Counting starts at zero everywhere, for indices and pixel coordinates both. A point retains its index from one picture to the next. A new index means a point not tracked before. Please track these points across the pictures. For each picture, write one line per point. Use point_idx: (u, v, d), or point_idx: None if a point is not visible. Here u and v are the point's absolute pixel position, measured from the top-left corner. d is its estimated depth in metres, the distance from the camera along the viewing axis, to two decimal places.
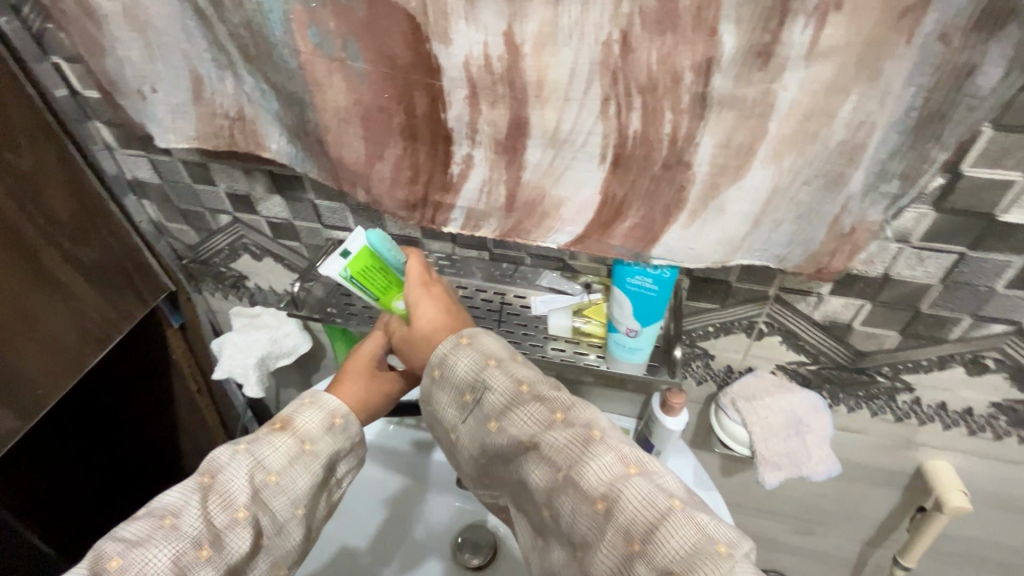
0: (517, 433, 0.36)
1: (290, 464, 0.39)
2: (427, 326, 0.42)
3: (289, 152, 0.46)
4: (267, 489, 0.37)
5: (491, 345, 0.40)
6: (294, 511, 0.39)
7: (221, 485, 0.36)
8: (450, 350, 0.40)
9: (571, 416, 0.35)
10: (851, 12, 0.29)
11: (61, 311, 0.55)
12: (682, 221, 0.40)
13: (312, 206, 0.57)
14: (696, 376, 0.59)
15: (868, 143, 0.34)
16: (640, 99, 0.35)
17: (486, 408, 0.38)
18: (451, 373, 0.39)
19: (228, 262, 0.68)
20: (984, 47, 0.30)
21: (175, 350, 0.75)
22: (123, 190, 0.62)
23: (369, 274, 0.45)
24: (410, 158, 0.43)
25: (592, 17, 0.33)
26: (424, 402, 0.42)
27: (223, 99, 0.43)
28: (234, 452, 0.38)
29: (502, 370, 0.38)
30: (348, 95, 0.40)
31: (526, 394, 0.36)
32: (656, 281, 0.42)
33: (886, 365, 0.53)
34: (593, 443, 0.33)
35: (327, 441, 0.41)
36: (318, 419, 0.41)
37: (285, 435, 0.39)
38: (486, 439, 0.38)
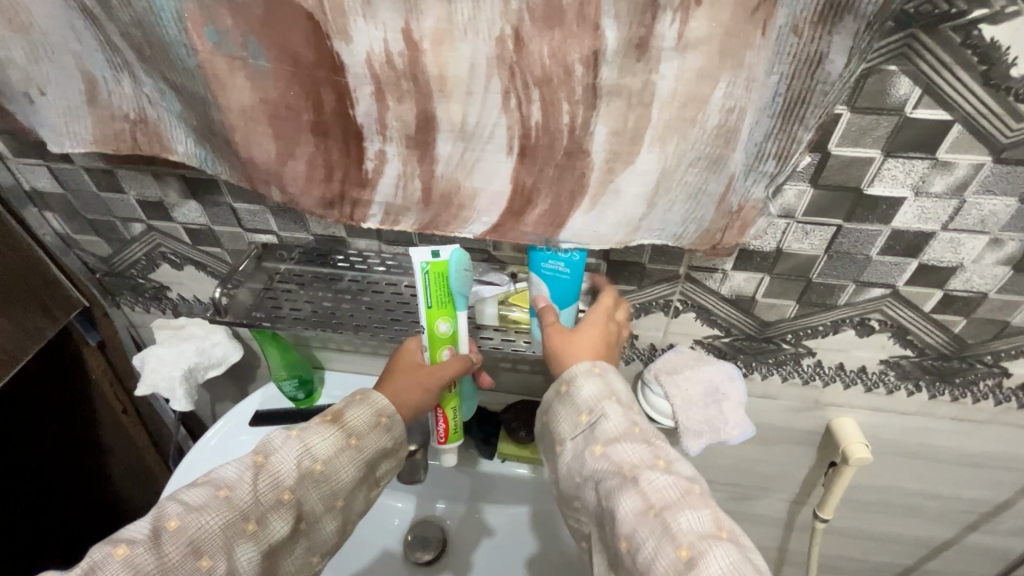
0: (622, 462, 0.41)
1: (332, 456, 0.45)
2: (585, 343, 0.48)
3: (198, 154, 0.45)
4: (309, 476, 0.44)
5: (618, 384, 0.46)
6: (334, 501, 0.46)
7: (271, 467, 0.43)
8: (581, 372, 0.46)
9: (672, 467, 0.40)
10: (710, 6, 0.32)
11: None
12: (584, 206, 0.43)
13: (230, 210, 0.56)
14: (624, 356, 0.63)
15: (743, 126, 0.37)
16: (538, 91, 0.37)
17: (599, 434, 0.43)
18: (576, 394, 0.45)
19: (146, 273, 0.65)
20: (829, 37, 0.33)
21: (94, 370, 0.71)
22: (22, 202, 0.58)
23: (439, 285, 0.45)
24: (323, 155, 0.44)
25: (484, 14, 0.34)
26: (544, 411, 0.48)
27: (122, 101, 0.42)
28: (287, 437, 0.45)
29: (622, 409, 0.44)
30: (253, 94, 0.40)
31: (636, 435, 0.42)
32: (568, 264, 0.47)
33: (789, 333, 0.57)
34: (689, 494, 0.39)
35: (370, 437, 0.48)
36: (366, 418, 0.48)
37: (335, 428, 0.46)
38: (588, 460, 0.43)
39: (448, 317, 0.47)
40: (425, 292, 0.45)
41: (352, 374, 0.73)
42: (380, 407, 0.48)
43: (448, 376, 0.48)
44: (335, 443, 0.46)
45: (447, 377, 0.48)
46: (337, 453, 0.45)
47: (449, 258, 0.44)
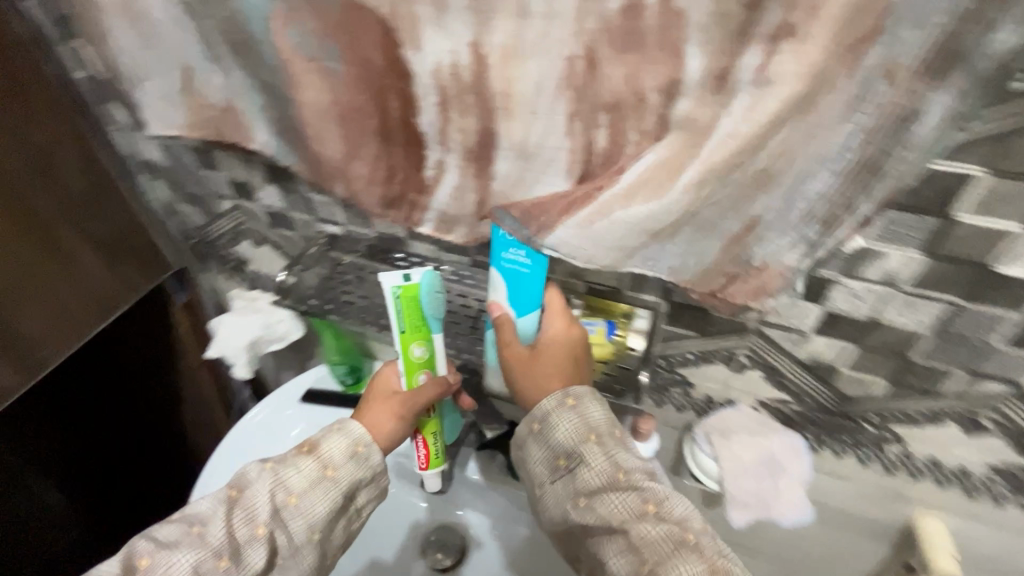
0: (608, 515, 0.40)
1: (307, 489, 0.45)
2: (544, 364, 0.45)
3: (274, 145, 0.47)
4: (283, 510, 0.44)
5: (595, 418, 0.44)
6: (310, 535, 0.45)
7: (246, 501, 0.44)
8: (554, 409, 0.44)
9: (662, 511, 0.40)
10: (802, 43, 0.28)
11: (70, 281, 0.60)
12: (578, 217, 0.39)
13: (303, 199, 0.58)
14: (675, 404, 0.58)
15: (807, 182, 0.34)
16: (606, 116, 0.34)
17: (581, 483, 0.42)
18: (551, 432, 0.44)
19: (230, 245, 0.70)
20: (932, 91, 0.29)
21: (180, 325, 0.79)
22: (136, 169, 0.63)
23: (411, 309, 0.47)
24: (386, 159, 0.44)
25: (557, 31, 0.32)
26: (518, 446, 0.47)
27: (214, 90, 0.45)
28: (262, 469, 0.45)
29: (602, 450, 0.42)
30: (326, 94, 0.40)
31: (622, 481, 0.41)
32: (529, 258, 0.43)
33: (874, 413, 0.50)
34: (684, 546, 0.38)
35: (348, 468, 0.47)
36: (342, 448, 0.47)
37: (310, 459, 0.46)
38: (571, 512, 0.42)
39: (422, 341, 0.49)
40: (398, 317, 0.48)
41: None
42: (357, 436, 0.48)
43: (426, 400, 0.50)
44: (310, 476, 0.46)
45: (422, 400, 0.49)
46: (313, 486, 0.45)
47: (420, 280, 0.47)
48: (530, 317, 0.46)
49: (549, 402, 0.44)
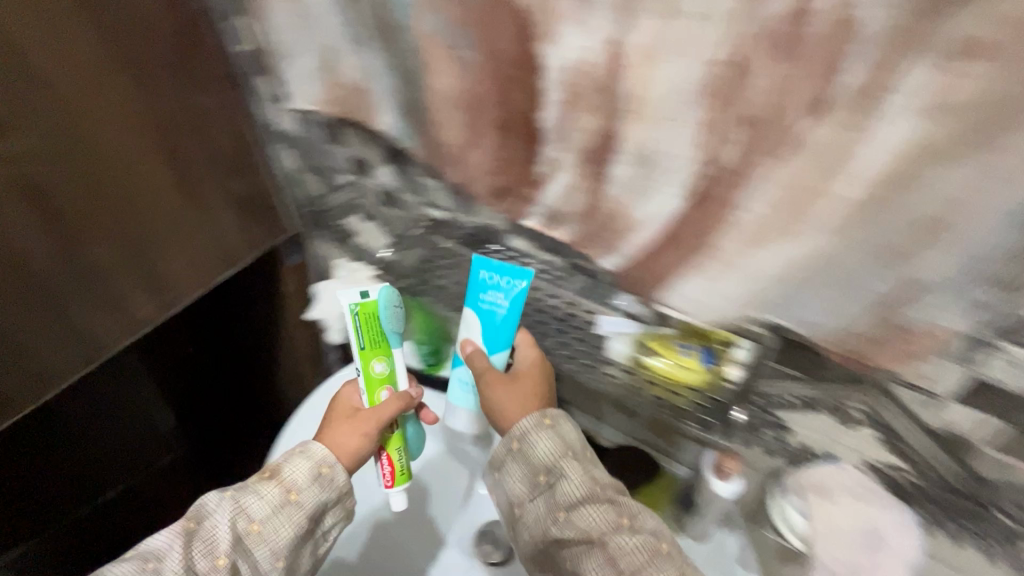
0: (588, 527, 0.43)
1: (270, 515, 0.47)
2: (524, 387, 0.52)
3: (398, 128, 0.49)
4: (246, 536, 0.46)
5: (569, 437, 0.48)
6: (275, 561, 0.47)
7: (207, 531, 0.45)
8: (534, 428, 0.48)
9: (635, 523, 0.43)
10: (999, 63, 0.25)
11: (204, 230, 0.67)
12: (701, 273, 0.42)
13: (412, 182, 0.61)
14: (764, 446, 0.53)
15: (968, 232, 0.30)
16: (745, 131, 0.32)
17: (560, 496, 0.45)
18: (530, 449, 0.47)
19: (341, 217, 0.75)
20: None
21: (290, 286, 0.86)
22: (270, 139, 0.70)
23: (372, 323, 0.53)
24: (501, 150, 0.44)
25: (705, 34, 0.30)
26: (497, 467, 0.50)
27: (349, 72, 0.48)
28: (221, 498, 0.47)
29: (578, 464, 0.46)
30: (454, 82, 0.42)
31: (600, 494, 0.44)
32: (506, 299, 0.52)
33: (1015, 505, 0.41)
34: (659, 554, 0.42)
35: (311, 491, 0.49)
36: (305, 471, 0.49)
37: (273, 485, 0.48)
38: (551, 526, 0.45)
39: (382, 356, 0.54)
40: (358, 334, 0.53)
41: None
42: (319, 458, 0.50)
43: (392, 411, 0.52)
44: (273, 501, 0.47)
45: (389, 412, 0.52)
46: (274, 512, 0.47)
47: (378, 297, 0.54)
48: (504, 348, 0.54)
49: (527, 422, 0.48)
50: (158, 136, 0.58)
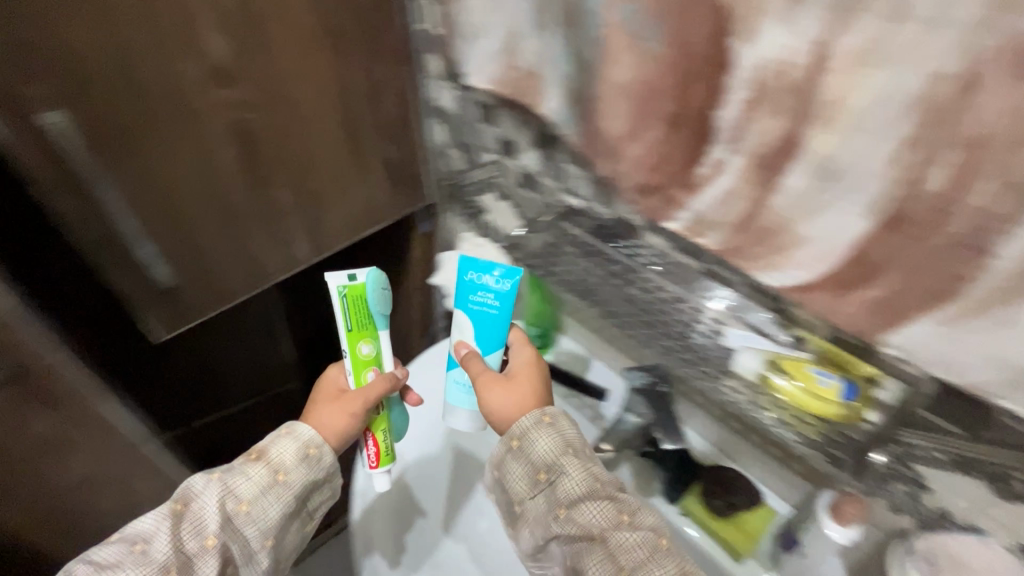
0: (589, 523, 0.48)
1: (257, 496, 0.52)
2: (517, 385, 0.56)
3: (561, 113, 0.51)
4: (234, 517, 0.51)
5: (566, 432, 0.52)
6: (264, 540, 0.52)
7: (192, 514, 0.50)
8: (533, 426, 0.52)
9: (635, 519, 0.48)
10: None
11: (360, 187, 0.74)
12: (937, 317, 0.35)
13: (556, 168, 0.62)
14: (892, 500, 0.48)
15: None
16: (961, 154, 0.29)
17: (561, 494, 0.49)
18: (530, 447, 0.52)
19: (477, 194, 0.79)
20: None
21: (417, 251, 0.92)
22: (429, 114, 0.76)
23: (359, 305, 0.55)
24: (665, 145, 0.44)
25: (936, 42, 0.28)
26: (497, 466, 0.54)
27: (526, 55, 0.50)
28: (208, 480, 0.52)
29: (580, 462, 0.51)
30: (633, 73, 0.42)
31: (601, 491, 0.49)
32: (496, 299, 0.59)
33: None
34: (659, 550, 0.47)
35: (298, 471, 0.54)
36: (293, 452, 0.54)
37: (259, 466, 0.53)
38: (552, 522, 0.49)
39: (369, 339, 0.57)
40: (344, 316, 0.56)
41: (586, 354, 0.76)
42: (304, 440, 0.55)
43: (374, 395, 0.56)
44: (260, 482, 0.52)
45: (375, 392, 0.57)
46: (259, 494, 0.52)
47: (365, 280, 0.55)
48: (496, 346, 0.60)
49: (527, 421, 0.53)
50: (341, 98, 0.65)
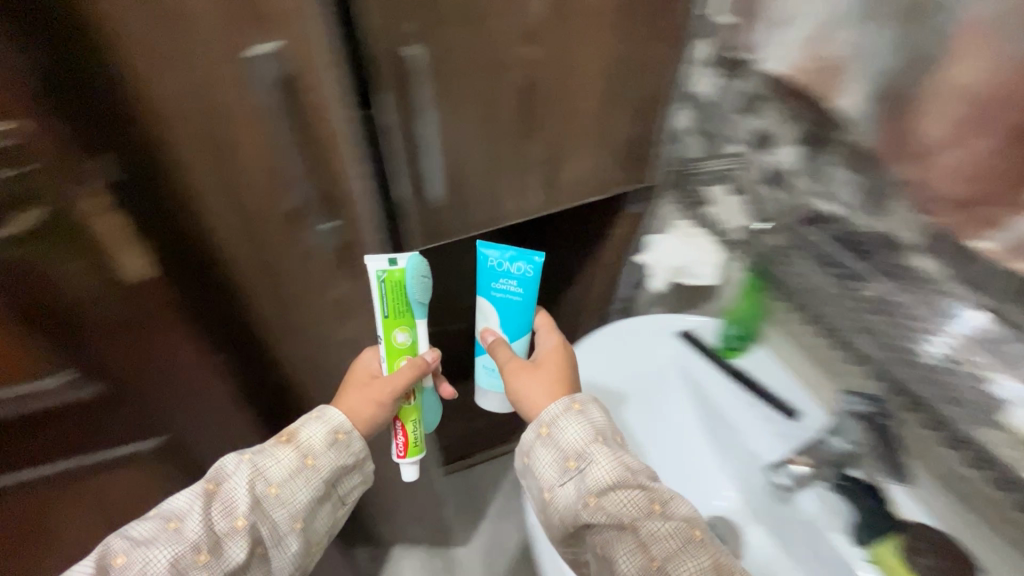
0: (620, 513, 0.50)
1: (288, 477, 0.53)
2: (546, 369, 0.61)
3: (863, 109, 0.50)
4: (266, 498, 0.52)
5: (595, 419, 0.56)
6: (293, 523, 0.53)
7: (224, 496, 0.51)
8: (562, 412, 0.56)
9: (666, 509, 0.51)
10: None
11: (595, 155, 0.78)
12: None
13: (818, 169, 0.59)
14: None
15: None
16: None
17: (591, 484, 0.52)
18: (560, 432, 0.55)
19: (707, 183, 0.79)
20: None
21: (620, 229, 0.95)
22: (676, 98, 0.77)
23: (395, 290, 0.53)
24: (997, 157, 0.40)
25: None
26: (527, 453, 0.57)
27: (843, 45, 0.50)
28: (240, 460, 0.53)
29: (608, 450, 0.53)
30: (985, 74, 0.40)
31: (632, 480, 0.51)
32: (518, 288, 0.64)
33: None
34: (692, 541, 0.49)
35: (327, 455, 0.56)
36: (323, 436, 0.56)
37: (288, 448, 0.54)
38: (583, 510, 0.51)
39: (405, 327, 0.56)
40: (383, 301, 0.55)
41: (783, 370, 0.72)
42: (334, 425, 0.57)
43: (404, 382, 0.57)
44: (290, 466, 0.54)
45: (402, 382, 0.57)
46: (288, 476, 0.53)
47: (406, 263, 0.53)
48: (522, 328, 0.67)
49: (556, 409, 0.56)
50: (610, 69, 0.69)
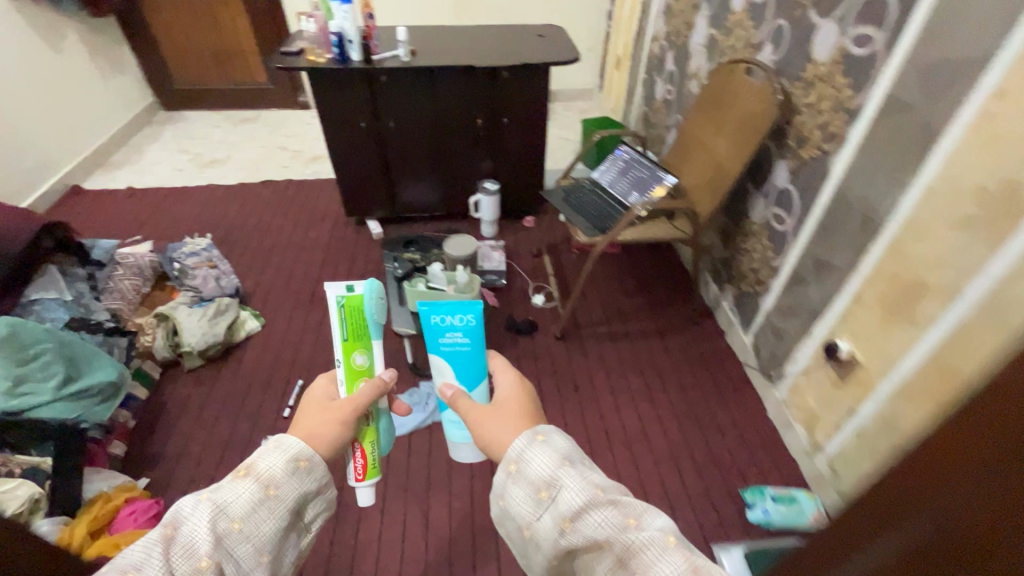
0: (592, 533, 0.55)
1: (249, 510, 0.59)
2: (506, 410, 0.72)
3: None
4: (229, 531, 0.58)
5: (558, 446, 0.62)
6: (258, 558, 0.59)
7: (180, 539, 0.55)
8: (526, 445, 0.62)
9: (638, 521, 0.55)
10: None
11: None
12: None
13: None
14: None
15: None
16: None
17: (562, 511, 0.57)
18: (525, 468, 0.61)
19: None
20: None
21: None
22: None
23: (354, 312, 0.79)
24: None
25: None
26: (504, 494, 0.62)
27: None
28: (197, 502, 0.58)
29: (573, 472, 0.59)
30: None
31: (600, 497, 0.56)
32: (465, 334, 0.81)
33: None
34: (664, 544, 0.53)
35: (288, 484, 0.63)
36: (281, 462, 0.64)
37: (249, 479, 0.61)
38: (561, 535, 0.57)
39: (362, 350, 0.80)
40: (343, 329, 0.79)
41: None
42: (293, 452, 0.65)
43: (360, 398, 0.77)
44: (251, 495, 0.60)
45: (365, 395, 0.77)
46: (253, 510, 0.59)
47: (361, 291, 0.79)
48: (476, 374, 0.84)
49: (522, 442, 0.63)
50: None
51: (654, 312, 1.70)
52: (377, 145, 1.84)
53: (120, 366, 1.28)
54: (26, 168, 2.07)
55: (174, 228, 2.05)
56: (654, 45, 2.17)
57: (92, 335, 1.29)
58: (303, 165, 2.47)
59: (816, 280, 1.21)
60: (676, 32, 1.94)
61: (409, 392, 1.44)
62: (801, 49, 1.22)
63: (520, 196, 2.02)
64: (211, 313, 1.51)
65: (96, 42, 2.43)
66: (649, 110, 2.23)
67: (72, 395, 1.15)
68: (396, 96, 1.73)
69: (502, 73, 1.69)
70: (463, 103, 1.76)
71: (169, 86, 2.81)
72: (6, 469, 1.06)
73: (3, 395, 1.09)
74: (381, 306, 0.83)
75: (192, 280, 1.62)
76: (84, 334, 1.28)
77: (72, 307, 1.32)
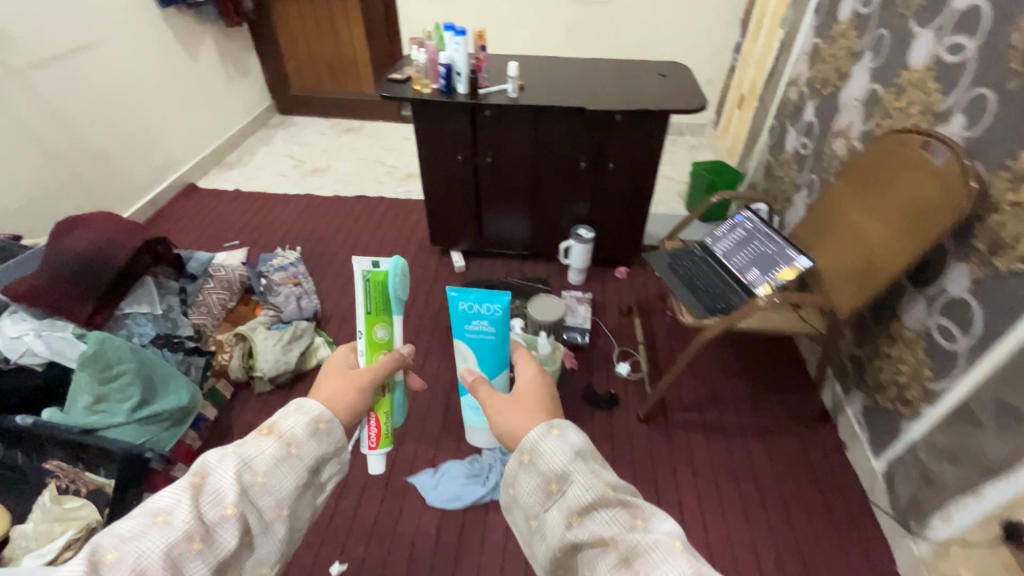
0: (597, 530, 0.53)
1: (271, 467, 0.59)
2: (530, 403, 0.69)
3: None
4: (252, 485, 0.57)
5: (573, 441, 0.60)
6: (278, 511, 0.58)
7: (207, 487, 0.56)
8: (540, 436, 0.60)
9: (644, 524, 0.53)
10: None
11: None
12: None
13: None
14: None
15: None
16: None
17: (569, 502, 0.55)
18: (537, 459, 0.59)
19: None
20: None
21: None
22: None
23: (377, 288, 0.82)
24: None
25: None
26: (512, 483, 0.60)
27: None
28: (222, 456, 0.58)
29: (586, 466, 0.57)
30: None
31: (609, 496, 0.54)
32: (489, 323, 1.01)
33: None
34: (671, 549, 0.50)
35: (309, 445, 0.62)
36: (302, 424, 0.63)
37: (272, 438, 0.61)
38: (566, 528, 0.54)
39: (382, 325, 0.85)
40: (368, 303, 0.83)
41: None
42: (314, 414, 0.64)
43: (380, 369, 0.79)
44: (273, 453, 0.60)
45: (383, 369, 0.80)
46: (276, 466, 0.59)
47: (387, 268, 0.81)
48: (495, 359, 1.05)
49: (537, 432, 0.61)
50: None
51: (757, 404, 1.46)
52: (472, 179, 1.75)
53: (194, 388, 1.27)
54: (152, 165, 2.21)
55: (270, 237, 2.09)
56: (790, 89, 1.90)
57: (173, 353, 1.32)
58: (396, 182, 2.46)
59: (997, 429, 0.93)
60: (822, 79, 1.68)
61: (470, 458, 1.33)
62: (1013, 131, 0.96)
63: (616, 244, 1.85)
64: (286, 338, 1.49)
65: (229, 50, 2.59)
66: (775, 161, 1.97)
67: (142, 419, 1.15)
68: (498, 131, 1.63)
69: (615, 116, 1.54)
70: (567, 144, 1.63)
71: (287, 93, 2.93)
72: (73, 487, 1.08)
73: (84, 410, 1.12)
74: (405, 283, 0.84)
75: (275, 298, 1.61)
76: (166, 352, 1.30)
77: (160, 321, 1.35)
